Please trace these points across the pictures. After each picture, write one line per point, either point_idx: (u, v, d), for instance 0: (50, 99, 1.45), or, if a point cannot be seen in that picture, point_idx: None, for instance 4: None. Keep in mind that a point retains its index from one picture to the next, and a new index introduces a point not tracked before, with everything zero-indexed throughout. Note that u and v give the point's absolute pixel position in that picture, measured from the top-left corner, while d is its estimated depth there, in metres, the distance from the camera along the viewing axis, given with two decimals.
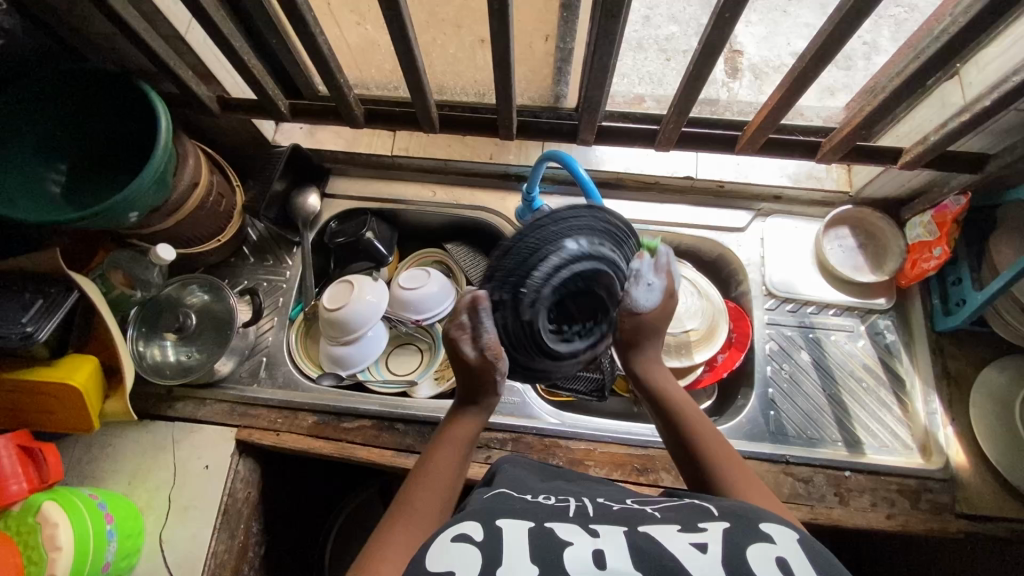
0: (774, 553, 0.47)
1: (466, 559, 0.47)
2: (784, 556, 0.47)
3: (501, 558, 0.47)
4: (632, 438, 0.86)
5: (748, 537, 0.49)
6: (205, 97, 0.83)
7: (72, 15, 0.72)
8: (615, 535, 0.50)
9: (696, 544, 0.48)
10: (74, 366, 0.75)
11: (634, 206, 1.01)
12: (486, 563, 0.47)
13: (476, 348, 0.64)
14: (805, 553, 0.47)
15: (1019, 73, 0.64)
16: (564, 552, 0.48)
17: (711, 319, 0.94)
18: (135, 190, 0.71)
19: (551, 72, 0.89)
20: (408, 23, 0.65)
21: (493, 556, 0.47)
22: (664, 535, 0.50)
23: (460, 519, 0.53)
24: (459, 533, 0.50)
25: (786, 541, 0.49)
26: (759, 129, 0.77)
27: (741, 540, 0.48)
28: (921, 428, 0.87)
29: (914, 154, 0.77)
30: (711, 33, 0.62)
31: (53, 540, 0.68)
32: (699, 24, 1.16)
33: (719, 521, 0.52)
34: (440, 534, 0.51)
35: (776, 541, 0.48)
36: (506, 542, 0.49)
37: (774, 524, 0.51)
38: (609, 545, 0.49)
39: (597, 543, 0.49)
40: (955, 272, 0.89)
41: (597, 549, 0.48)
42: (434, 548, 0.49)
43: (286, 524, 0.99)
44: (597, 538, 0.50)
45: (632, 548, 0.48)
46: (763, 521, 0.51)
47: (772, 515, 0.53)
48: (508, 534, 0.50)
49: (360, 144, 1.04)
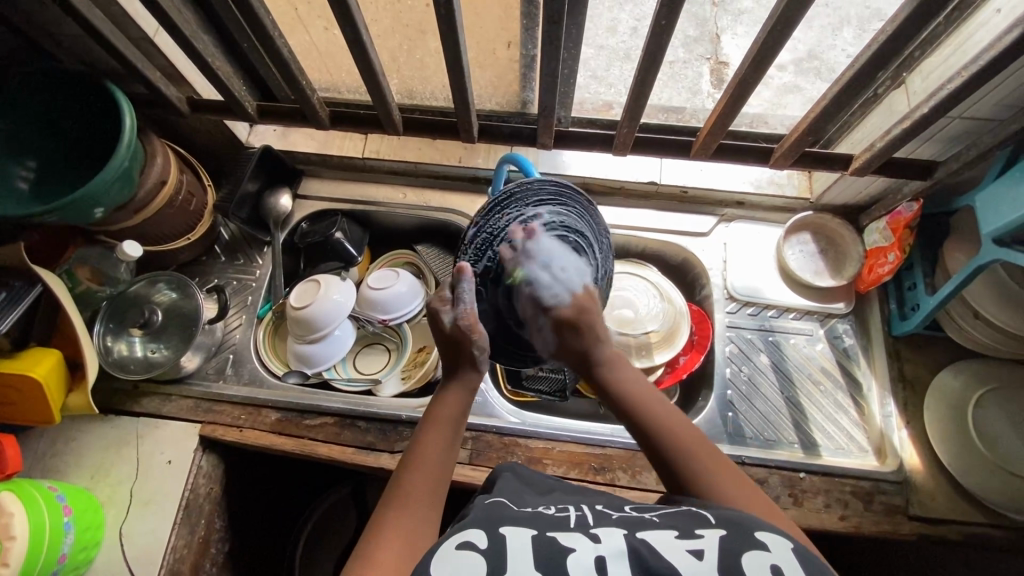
0: (769, 562, 0.47)
1: (470, 569, 0.47)
2: (778, 564, 0.47)
3: (506, 566, 0.48)
4: (590, 438, 0.87)
5: (743, 543, 0.49)
6: (173, 98, 0.85)
7: (40, 16, 0.74)
8: (616, 540, 0.51)
9: (692, 551, 0.48)
10: (35, 359, 0.77)
11: (600, 210, 1.03)
12: (492, 568, 0.48)
13: (452, 314, 0.65)
14: (800, 562, 0.47)
15: (951, 82, 0.66)
16: (566, 559, 0.48)
17: (672, 321, 0.95)
18: (97, 186, 0.73)
19: (516, 78, 0.92)
20: (362, 27, 0.66)
21: (498, 561, 0.48)
22: (661, 541, 0.50)
23: (465, 525, 0.53)
24: (463, 540, 0.51)
25: (781, 547, 0.48)
26: (711, 135, 0.79)
27: (737, 546, 0.48)
28: (877, 431, 0.88)
29: (862, 161, 0.79)
30: (650, 42, 0.65)
31: (7, 529, 0.68)
32: (686, 36, 1.19)
33: (715, 528, 0.51)
34: (445, 540, 0.51)
35: (771, 548, 0.48)
36: (511, 549, 0.49)
37: (770, 533, 0.50)
38: (610, 551, 0.49)
39: (599, 549, 0.49)
40: (911, 276, 0.90)
41: (599, 556, 0.48)
42: (438, 553, 0.49)
43: (250, 523, 1.00)
44: (598, 543, 0.50)
45: (630, 553, 0.49)
46: (759, 529, 0.50)
47: (767, 522, 0.52)
48: (512, 542, 0.50)
49: (332, 146, 1.06)
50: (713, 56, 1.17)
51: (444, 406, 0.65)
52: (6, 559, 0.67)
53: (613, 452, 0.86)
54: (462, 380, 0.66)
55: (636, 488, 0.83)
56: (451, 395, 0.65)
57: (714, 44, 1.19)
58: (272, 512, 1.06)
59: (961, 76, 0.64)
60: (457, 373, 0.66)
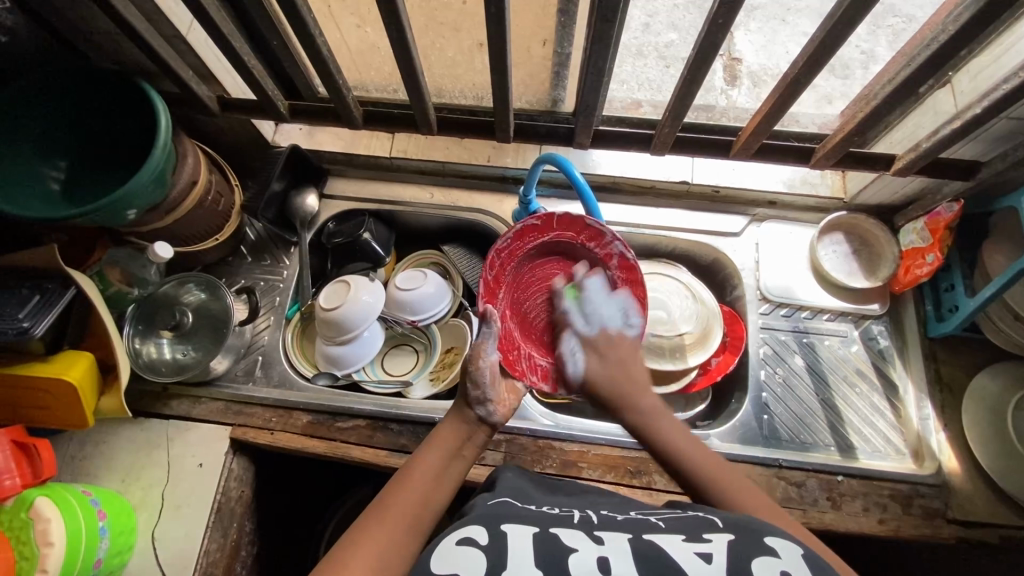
0: (779, 568, 0.45)
1: (472, 562, 0.46)
2: (788, 569, 0.45)
3: (507, 561, 0.46)
4: (625, 441, 0.86)
5: (753, 549, 0.47)
6: (205, 97, 0.84)
7: (77, 14, 0.74)
8: (620, 543, 0.49)
9: (700, 554, 0.47)
10: (68, 363, 0.76)
11: (629, 210, 1.02)
12: (492, 565, 0.46)
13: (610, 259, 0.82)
14: (807, 565, 0.46)
15: (1008, 81, 0.65)
16: (569, 558, 0.47)
17: (704, 324, 0.94)
18: (132, 188, 0.72)
19: (549, 76, 0.91)
20: (406, 25, 0.65)
21: (498, 559, 0.47)
22: (667, 543, 0.49)
23: (466, 521, 0.52)
24: (465, 535, 0.50)
25: (790, 553, 0.47)
26: (753, 134, 0.78)
27: (746, 552, 0.47)
28: (914, 433, 0.87)
29: (906, 161, 0.78)
30: (705, 39, 0.64)
31: (45, 535, 0.67)
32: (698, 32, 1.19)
33: (723, 533, 0.50)
34: (447, 536, 0.50)
35: (781, 554, 0.47)
36: (512, 545, 0.48)
37: (779, 538, 0.49)
38: (615, 552, 0.48)
39: (602, 550, 0.48)
40: (948, 278, 0.90)
41: (602, 557, 0.47)
42: (440, 549, 0.48)
43: (278, 527, 0.99)
44: (602, 545, 0.49)
45: (637, 555, 0.47)
46: (768, 535, 0.49)
47: (774, 527, 0.51)
48: (514, 538, 0.49)
49: (359, 146, 1.05)
50: (727, 52, 1.16)
51: (444, 432, 0.66)
52: (44, 566, 0.66)
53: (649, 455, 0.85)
54: (466, 414, 0.68)
55: (673, 492, 0.82)
56: (454, 420, 0.67)
57: (729, 41, 1.17)
58: (297, 516, 1.05)
59: (1018, 76, 0.64)
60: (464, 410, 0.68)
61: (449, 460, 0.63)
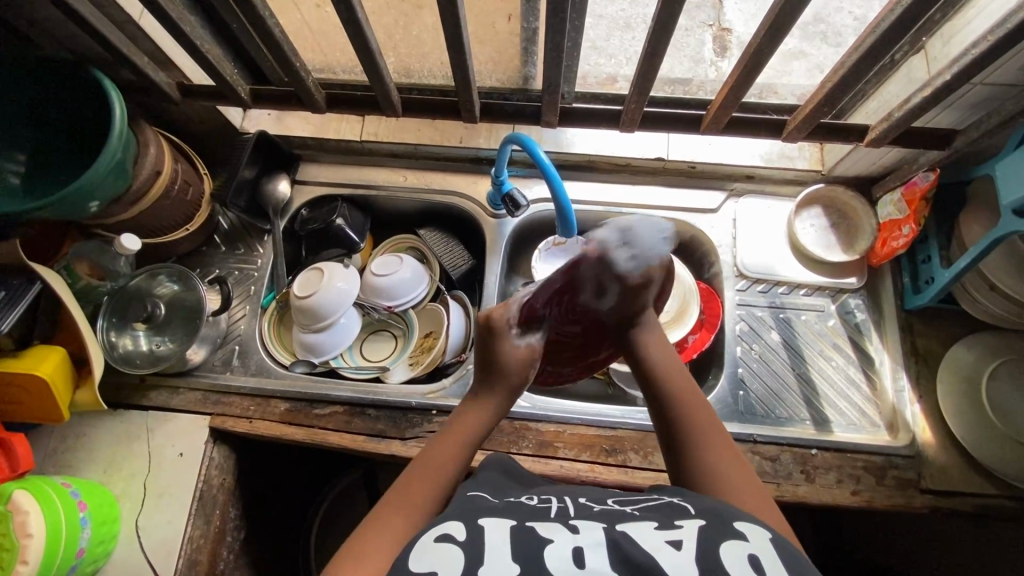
0: (747, 550, 0.46)
1: (449, 559, 0.46)
2: (757, 552, 0.46)
3: (484, 556, 0.46)
4: (601, 420, 0.86)
5: (721, 534, 0.48)
6: (163, 84, 0.82)
7: (23, 4, 0.72)
8: (595, 532, 0.48)
9: (671, 541, 0.47)
10: (40, 357, 0.76)
11: (608, 187, 1.01)
12: (468, 560, 0.45)
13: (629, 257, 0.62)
14: (777, 552, 0.46)
15: (977, 46, 0.63)
16: (544, 549, 0.46)
17: (682, 300, 0.95)
18: (90, 178, 0.71)
19: (518, 53, 0.89)
20: (357, 6, 0.63)
21: (475, 553, 0.46)
22: (641, 532, 0.48)
23: (444, 516, 0.51)
24: (443, 532, 0.49)
25: (758, 537, 0.48)
26: (722, 108, 0.77)
27: (716, 536, 0.47)
28: (889, 406, 0.87)
29: (879, 131, 0.77)
30: (663, 8, 0.62)
31: (24, 527, 0.68)
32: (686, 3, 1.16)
33: (694, 519, 0.50)
34: (426, 533, 0.50)
35: (750, 538, 0.47)
36: (489, 540, 0.47)
37: (749, 523, 0.49)
38: (588, 542, 0.47)
39: (577, 540, 0.47)
40: (925, 249, 0.89)
41: (577, 547, 0.46)
42: (419, 547, 0.48)
43: (265, 512, 1.01)
44: (577, 534, 0.48)
45: (611, 545, 0.46)
46: (737, 520, 0.49)
47: (745, 512, 0.52)
48: (490, 532, 0.48)
49: (327, 130, 1.03)
50: (716, 22, 1.13)
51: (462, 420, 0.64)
52: (24, 557, 0.68)
53: (624, 433, 0.85)
54: (491, 387, 0.65)
55: (648, 470, 0.83)
56: (473, 405, 0.66)
57: (717, 10, 1.14)
58: (285, 500, 1.07)
59: (986, 41, 0.62)
60: (489, 382, 0.66)
61: (466, 445, 0.63)
